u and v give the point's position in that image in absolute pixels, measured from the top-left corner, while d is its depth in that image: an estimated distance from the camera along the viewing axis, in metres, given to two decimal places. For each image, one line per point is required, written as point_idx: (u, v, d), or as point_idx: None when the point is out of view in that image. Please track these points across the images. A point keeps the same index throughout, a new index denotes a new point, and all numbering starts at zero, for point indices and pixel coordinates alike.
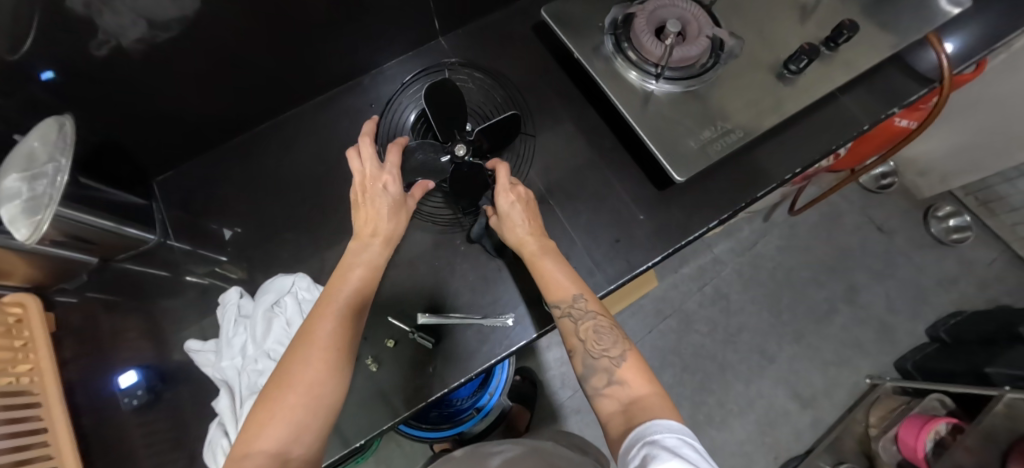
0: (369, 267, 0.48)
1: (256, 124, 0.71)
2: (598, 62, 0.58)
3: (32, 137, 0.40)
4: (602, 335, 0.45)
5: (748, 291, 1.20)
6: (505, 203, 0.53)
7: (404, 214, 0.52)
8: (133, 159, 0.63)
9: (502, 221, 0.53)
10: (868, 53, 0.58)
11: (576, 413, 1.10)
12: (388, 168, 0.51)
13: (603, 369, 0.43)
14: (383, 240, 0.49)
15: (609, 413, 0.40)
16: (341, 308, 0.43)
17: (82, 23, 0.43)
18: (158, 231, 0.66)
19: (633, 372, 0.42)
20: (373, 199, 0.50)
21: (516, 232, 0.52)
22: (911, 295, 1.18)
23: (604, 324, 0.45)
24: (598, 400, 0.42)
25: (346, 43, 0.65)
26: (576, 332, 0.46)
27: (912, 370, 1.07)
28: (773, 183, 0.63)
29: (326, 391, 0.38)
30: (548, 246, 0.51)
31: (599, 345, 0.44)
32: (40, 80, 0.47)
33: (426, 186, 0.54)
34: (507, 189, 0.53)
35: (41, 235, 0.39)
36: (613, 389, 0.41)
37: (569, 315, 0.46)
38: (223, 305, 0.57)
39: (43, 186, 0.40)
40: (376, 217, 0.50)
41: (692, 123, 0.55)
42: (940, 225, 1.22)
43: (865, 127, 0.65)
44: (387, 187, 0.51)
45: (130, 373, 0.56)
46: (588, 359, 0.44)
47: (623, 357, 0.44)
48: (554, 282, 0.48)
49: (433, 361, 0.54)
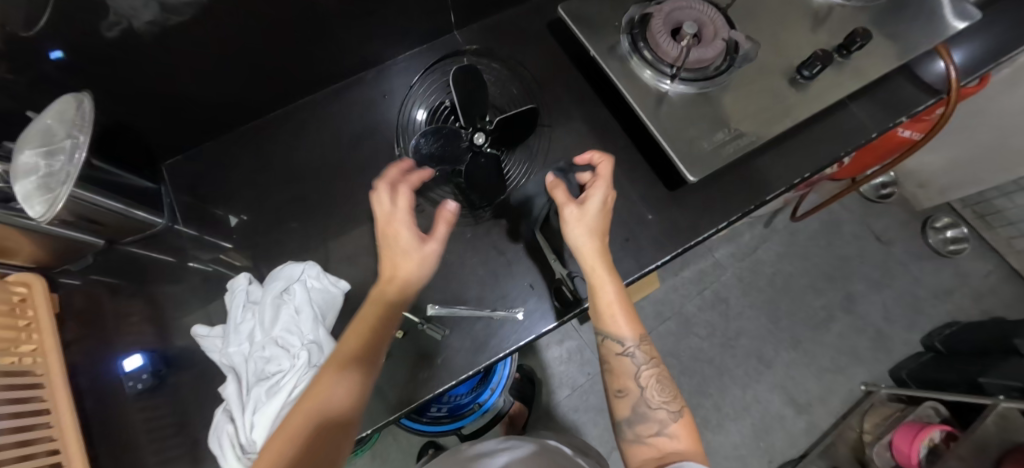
0: (383, 307, 0.45)
1: (267, 110, 0.71)
2: (613, 62, 0.58)
3: (48, 114, 0.40)
4: (662, 385, 0.46)
5: (748, 296, 1.20)
6: (598, 196, 0.48)
7: (425, 261, 0.47)
8: (144, 142, 0.63)
9: (584, 216, 0.48)
10: (880, 62, 0.59)
11: (573, 412, 1.11)
12: (398, 211, 0.47)
13: (655, 420, 0.43)
14: (396, 288, 0.46)
15: (647, 460, 0.40)
16: (377, 322, 0.44)
17: (93, 4, 0.43)
18: (165, 215, 0.65)
19: (685, 430, 0.43)
20: (392, 247, 0.47)
21: (584, 236, 0.48)
22: (907, 304, 1.19)
23: (664, 374, 0.46)
24: (639, 447, 0.42)
25: (360, 33, 0.65)
26: (634, 375, 0.46)
27: (907, 378, 1.08)
28: (781, 188, 0.63)
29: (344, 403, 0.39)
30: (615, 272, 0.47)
31: (658, 396, 0.45)
32: (50, 59, 0.47)
33: (446, 213, 0.48)
34: (606, 191, 0.49)
35: (54, 212, 0.38)
36: (660, 440, 0.42)
37: (631, 356, 0.46)
38: (231, 291, 0.57)
39: (59, 163, 0.39)
40: (394, 264, 0.46)
41: (705, 125, 0.56)
42: (937, 236, 1.23)
43: (873, 136, 0.66)
44: (399, 236, 0.46)
45: (135, 357, 0.56)
46: (642, 406, 0.44)
47: (680, 413, 0.44)
48: (618, 317, 0.46)
49: (441, 353, 0.54)
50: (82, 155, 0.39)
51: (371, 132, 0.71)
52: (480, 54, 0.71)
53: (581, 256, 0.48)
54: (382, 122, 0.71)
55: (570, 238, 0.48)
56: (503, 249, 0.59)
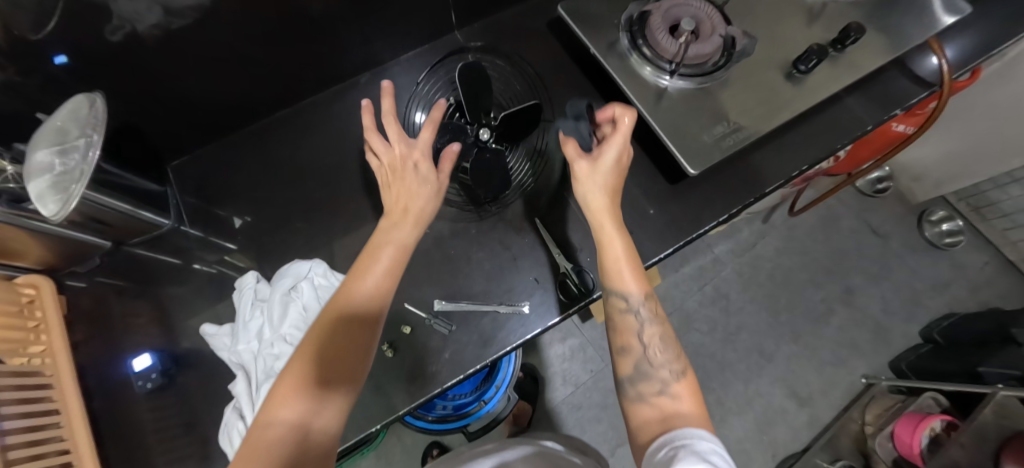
0: (397, 247, 0.46)
1: (272, 111, 0.71)
2: (613, 59, 0.59)
3: (62, 116, 0.40)
4: (665, 345, 0.44)
5: (748, 292, 1.21)
6: (612, 151, 0.50)
7: (437, 193, 0.51)
8: (150, 143, 0.64)
9: (594, 172, 0.50)
10: (875, 55, 0.60)
11: (577, 409, 1.11)
12: (417, 146, 0.51)
13: (656, 378, 0.42)
14: (412, 219, 0.48)
15: (649, 419, 0.38)
16: (332, 323, 0.40)
17: (98, 8, 0.44)
18: (171, 217, 0.66)
19: (687, 391, 0.41)
20: (404, 178, 0.50)
21: (596, 192, 0.49)
22: (905, 297, 1.21)
23: (668, 335, 0.45)
24: (641, 405, 0.40)
25: (362, 34, 0.65)
26: (637, 332, 0.44)
27: (906, 370, 1.09)
28: (779, 181, 0.65)
29: (311, 428, 0.35)
30: (625, 231, 0.49)
31: (660, 355, 0.43)
32: (54, 64, 0.47)
33: (452, 150, 0.51)
34: (621, 144, 0.50)
35: (66, 210, 0.37)
36: (662, 399, 0.40)
37: (635, 313, 0.45)
38: (239, 290, 0.57)
39: (74, 161, 0.39)
40: (409, 193, 0.49)
41: (704, 119, 0.57)
42: (933, 229, 1.25)
43: (868, 128, 0.67)
44: (417, 165, 0.50)
45: (143, 356, 0.56)
46: (643, 363, 0.43)
47: (683, 374, 0.43)
48: (624, 272, 0.46)
49: (448, 348, 0.55)
50: (96, 152, 0.38)
51: None
52: (484, 52, 0.72)
53: (591, 213, 0.49)
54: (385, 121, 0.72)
55: (583, 197, 0.50)
56: (508, 245, 0.60)
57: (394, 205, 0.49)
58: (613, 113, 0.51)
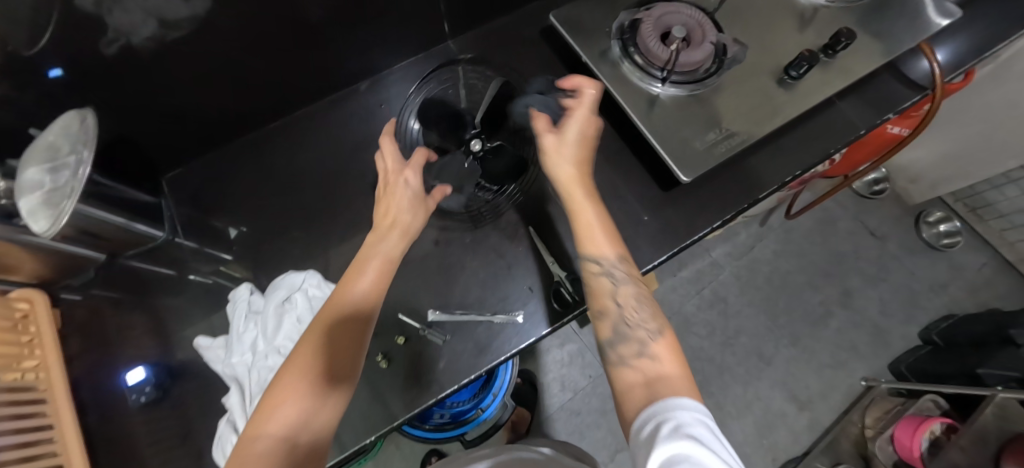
0: (382, 258, 0.47)
1: (266, 121, 0.71)
2: (605, 66, 0.59)
3: (53, 132, 0.41)
4: (642, 303, 0.44)
5: (746, 295, 1.21)
6: (576, 124, 0.52)
7: (423, 210, 0.52)
8: (144, 156, 0.64)
9: (561, 143, 0.52)
10: (866, 60, 0.60)
11: (575, 415, 1.11)
12: (409, 164, 0.52)
13: (634, 339, 0.41)
14: (399, 231, 0.49)
15: (632, 383, 0.37)
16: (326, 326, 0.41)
17: (93, 21, 0.44)
18: (165, 229, 0.66)
19: (667, 350, 0.40)
20: (395, 192, 0.50)
21: (563, 164, 0.51)
22: (903, 299, 1.20)
23: (644, 294, 0.45)
24: (622, 368, 0.40)
25: (355, 44, 0.66)
26: (611, 294, 0.45)
27: (906, 372, 1.08)
28: (774, 185, 0.64)
29: (306, 432, 0.36)
30: (596, 198, 0.50)
31: (636, 314, 0.43)
32: (49, 77, 0.47)
33: (445, 190, 0.55)
34: (585, 116, 0.53)
35: (58, 226, 0.38)
36: (642, 361, 0.39)
37: (608, 274, 0.46)
38: (233, 301, 0.57)
39: (64, 177, 0.39)
40: (397, 208, 0.50)
41: (697, 125, 0.57)
42: (930, 230, 1.25)
43: (861, 132, 0.67)
44: (408, 181, 0.51)
45: (138, 370, 0.56)
46: (620, 325, 0.43)
47: (661, 332, 0.42)
48: (596, 237, 0.47)
49: (442, 358, 0.54)
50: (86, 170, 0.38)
51: (369, 141, 0.71)
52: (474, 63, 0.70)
53: (562, 185, 0.51)
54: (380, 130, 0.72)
55: (552, 167, 0.51)
56: (502, 253, 0.60)
57: (382, 216, 0.50)
58: (576, 86, 0.54)
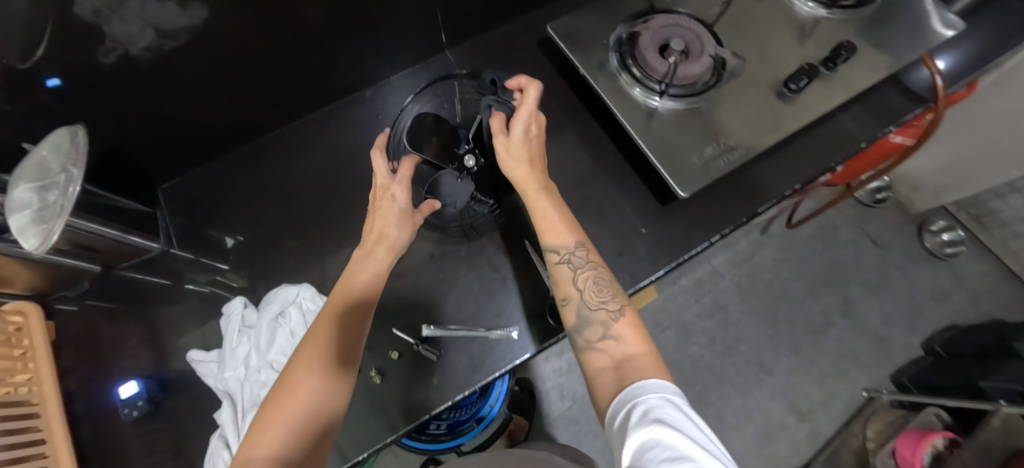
0: (373, 274, 0.46)
1: (263, 132, 0.71)
2: (602, 78, 0.59)
3: (44, 148, 0.41)
4: (602, 286, 0.45)
5: (746, 304, 1.20)
6: (520, 127, 0.48)
7: (411, 224, 0.51)
8: (140, 167, 0.64)
9: (510, 145, 0.49)
10: (867, 73, 0.59)
11: (574, 424, 1.10)
12: (398, 178, 0.50)
13: (598, 322, 0.43)
14: (385, 248, 0.48)
15: (601, 368, 0.39)
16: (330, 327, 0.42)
17: (91, 29, 0.44)
18: (160, 240, 0.65)
19: (629, 329, 0.42)
20: (382, 208, 0.50)
21: (515, 161, 0.49)
22: (906, 308, 1.19)
23: (604, 276, 0.46)
24: (589, 352, 0.41)
25: (353, 54, 0.66)
26: (573, 280, 0.45)
27: (909, 383, 1.07)
28: (774, 199, 0.63)
29: (313, 429, 0.38)
30: (552, 188, 0.50)
31: (598, 297, 0.44)
32: (47, 87, 0.47)
33: (434, 206, 0.54)
34: (531, 116, 0.48)
35: (49, 243, 0.38)
36: (607, 343, 0.41)
37: (568, 261, 0.46)
38: (227, 315, 0.57)
39: (54, 197, 0.39)
40: (383, 223, 0.49)
41: (695, 139, 0.56)
42: (934, 239, 1.23)
43: (862, 145, 0.66)
44: (396, 196, 0.50)
45: (131, 383, 0.55)
46: (584, 309, 0.44)
47: (622, 313, 0.44)
48: (554, 227, 0.47)
49: (437, 374, 0.54)
50: (74, 187, 0.39)
51: (366, 151, 0.71)
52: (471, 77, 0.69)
53: (517, 183, 0.50)
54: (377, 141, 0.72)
55: (504, 167, 0.50)
56: (497, 266, 0.59)
57: (371, 226, 0.50)
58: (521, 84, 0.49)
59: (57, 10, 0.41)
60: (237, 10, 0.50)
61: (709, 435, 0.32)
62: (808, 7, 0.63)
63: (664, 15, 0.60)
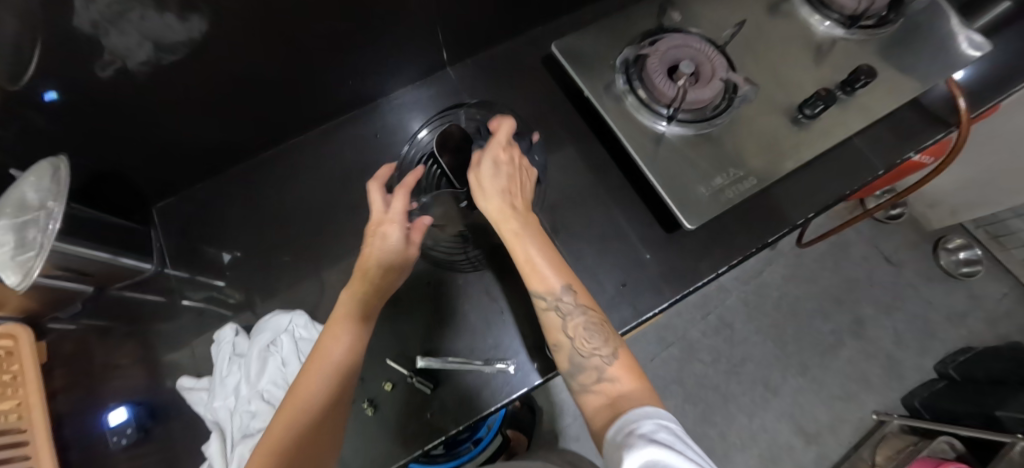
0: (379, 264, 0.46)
1: (260, 149, 0.70)
2: (608, 100, 0.57)
3: (24, 185, 0.44)
4: (592, 332, 0.43)
5: (753, 321, 1.18)
6: (491, 159, 0.47)
7: (403, 262, 0.48)
8: (136, 187, 0.63)
9: (483, 180, 0.46)
10: (887, 98, 0.57)
11: (575, 441, 1.08)
12: (392, 213, 0.48)
13: (592, 367, 0.41)
14: (381, 264, 0.46)
15: (598, 409, 0.38)
16: (313, 390, 0.40)
17: (87, 43, 0.42)
18: (154, 260, 0.65)
19: (624, 370, 0.40)
20: (372, 243, 0.47)
21: (489, 199, 0.46)
22: (919, 330, 1.15)
23: (593, 320, 0.43)
24: (585, 396, 0.40)
25: (353, 70, 0.64)
26: (562, 328, 0.43)
27: (920, 408, 1.03)
28: (785, 228, 0.61)
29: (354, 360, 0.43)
30: (531, 225, 0.46)
31: (590, 344, 0.42)
32: (43, 101, 0.46)
33: (423, 224, 0.49)
34: (500, 148, 0.48)
35: (31, 281, 0.43)
36: (604, 385, 0.39)
37: (555, 308, 0.43)
38: (218, 342, 0.59)
39: (33, 234, 0.44)
40: (377, 255, 0.46)
41: (705, 167, 0.54)
42: (949, 257, 1.20)
43: (879, 172, 0.63)
44: (387, 234, 0.47)
45: (120, 409, 0.54)
46: (576, 356, 0.42)
47: (615, 356, 0.41)
48: (536, 273, 0.44)
49: (430, 407, 0.53)
50: (55, 225, 0.44)
51: (365, 169, 0.70)
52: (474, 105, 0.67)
53: (494, 222, 0.46)
54: (377, 159, 0.71)
55: (479, 204, 0.47)
56: (496, 295, 0.59)
57: (359, 267, 0.47)
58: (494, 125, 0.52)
59: (51, 26, 0.39)
60: (235, 24, 0.48)
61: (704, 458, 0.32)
62: (825, 26, 0.60)
63: (672, 36, 0.57)
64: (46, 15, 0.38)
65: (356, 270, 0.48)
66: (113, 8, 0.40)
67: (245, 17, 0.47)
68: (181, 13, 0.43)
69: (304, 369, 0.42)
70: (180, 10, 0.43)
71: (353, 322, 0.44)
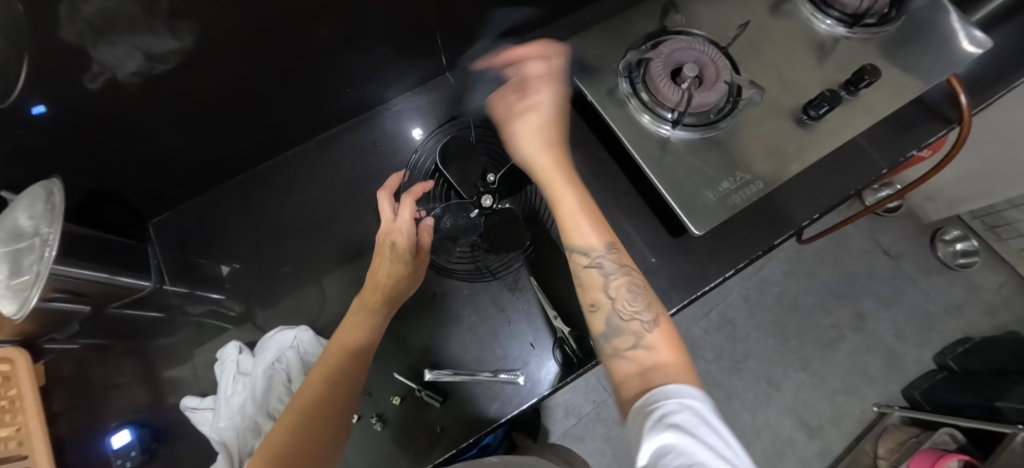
0: (391, 261, 0.48)
1: (256, 164, 0.69)
2: (612, 106, 0.56)
3: (17, 210, 0.43)
4: (635, 294, 0.40)
5: (754, 318, 1.18)
6: (546, 97, 0.52)
7: (412, 270, 0.49)
8: (131, 203, 0.62)
9: (530, 119, 0.50)
10: (891, 98, 0.56)
11: (580, 442, 1.08)
12: (400, 221, 0.49)
13: (630, 331, 0.37)
14: (389, 264, 0.48)
15: (629, 376, 0.34)
16: (321, 390, 0.40)
17: (77, 55, 0.41)
18: (153, 277, 0.64)
19: (664, 339, 0.36)
20: (381, 251, 0.49)
21: (527, 148, 0.49)
22: (918, 321, 1.16)
23: (637, 283, 0.41)
24: (618, 362, 0.36)
25: (350, 77, 0.63)
26: (603, 287, 0.40)
27: (921, 399, 1.04)
28: (791, 229, 0.60)
29: (356, 350, 0.43)
30: (573, 177, 0.47)
31: (631, 306, 0.39)
32: (32, 115, 0.44)
33: (428, 227, 0.51)
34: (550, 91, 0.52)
35: (28, 309, 0.42)
36: (638, 352, 0.35)
37: (598, 266, 0.41)
38: (223, 362, 0.59)
39: (32, 263, 0.43)
40: (387, 260, 0.49)
41: (712, 172, 0.53)
42: (947, 249, 1.20)
43: (883, 171, 0.63)
44: (396, 243, 0.49)
45: (123, 432, 0.53)
46: (615, 318, 0.38)
47: (656, 323, 0.38)
48: (575, 225, 0.43)
49: (441, 420, 0.53)
50: (52, 251, 0.43)
51: (364, 179, 0.69)
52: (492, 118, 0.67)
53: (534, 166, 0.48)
54: (377, 169, 0.70)
55: (520, 153, 0.49)
56: (502, 306, 0.59)
57: (369, 281, 0.49)
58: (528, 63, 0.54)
59: (38, 39, 0.38)
60: (227, 32, 0.46)
61: (733, 444, 0.28)
62: (826, 24, 0.59)
63: (675, 38, 0.56)
64: (31, 28, 0.36)
65: (367, 283, 0.49)
66: (100, 19, 0.39)
67: (236, 26, 0.46)
68: (171, 22, 0.42)
69: (311, 374, 0.42)
70: (170, 19, 0.42)
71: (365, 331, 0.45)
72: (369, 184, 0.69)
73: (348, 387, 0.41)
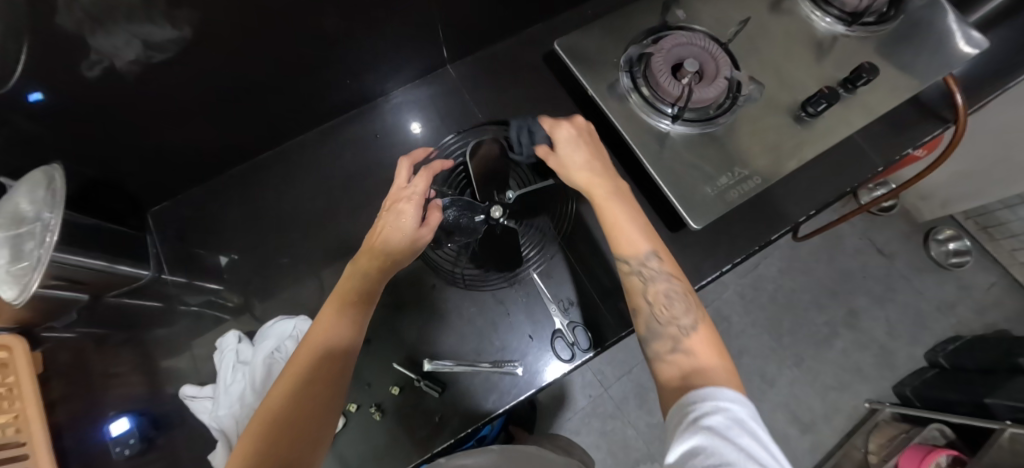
0: (382, 240, 0.47)
1: (256, 154, 0.69)
2: (612, 100, 0.56)
3: (18, 195, 0.43)
4: (675, 300, 0.41)
5: (749, 314, 1.19)
6: (569, 135, 0.52)
7: (412, 249, 0.48)
8: (130, 192, 0.62)
9: (563, 163, 0.51)
10: (888, 96, 0.57)
11: (577, 435, 1.09)
12: (411, 189, 0.50)
13: (670, 335, 0.39)
14: (376, 250, 0.47)
15: (668, 377, 0.36)
16: (307, 365, 0.39)
17: (73, 42, 0.41)
18: (152, 266, 0.65)
19: (703, 345, 0.37)
20: (393, 212, 0.49)
21: (580, 175, 0.49)
22: (910, 319, 1.18)
23: (678, 289, 0.42)
24: (658, 364, 0.38)
25: (351, 69, 0.63)
26: (643, 292, 0.42)
27: (911, 396, 1.06)
28: (786, 226, 0.61)
29: (331, 343, 0.41)
30: (623, 192, 0.48)
31: (669, 311, 0.41)
32: (29, 102, 0.43)
33: (438, 208, 0.50)
34: (569, 134, 0.52)
35: (28, 294, 0.42)
36: (677, 356, 0.37)
37: (638, 272, 0.43)
38: (221, 350, 0.59)
39: (31, 248, 0.43)
40: (395, 229, 0.48)
41: (710, 168, 0.54)
42: (940, 248, 1.22)
43: (878, 169, 0.63)
44: (403, 213, 0.48)
45: (122, 419, 0.53)
46: (652, 323, 0.40)
47: (696, 328, 0.39)
48: (626, 236, 0.44)
49: (439, 410, 0.54)
50: (52, 237, 0.43)
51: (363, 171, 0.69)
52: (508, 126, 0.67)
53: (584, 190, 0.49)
54: (377, 160, 0.70)
55: (569, 182, 0.51)
56: (501, 299, 0.59)
57: (366, 248, 0.48)
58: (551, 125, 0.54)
59: (35, 26, 0.37)
60: (226, 21, 0.46)
61: (770, 443, 0.29)
62: (825, 22, 0.60)
63: (676, 34, 0.56)
64: (28, 14, 0.36)
65: (364, 247, 0.49)
66: (98, 7, 0.38)
67: (235, 15, 0.46)
68: (169, 11, 0.42)
69: (303, 345, 0.42)
70: (168, 8, 0.41)
71: (354, 306, 0.44)
72: (368, 176, 0.70)
73: (324, 390, 0.39)
